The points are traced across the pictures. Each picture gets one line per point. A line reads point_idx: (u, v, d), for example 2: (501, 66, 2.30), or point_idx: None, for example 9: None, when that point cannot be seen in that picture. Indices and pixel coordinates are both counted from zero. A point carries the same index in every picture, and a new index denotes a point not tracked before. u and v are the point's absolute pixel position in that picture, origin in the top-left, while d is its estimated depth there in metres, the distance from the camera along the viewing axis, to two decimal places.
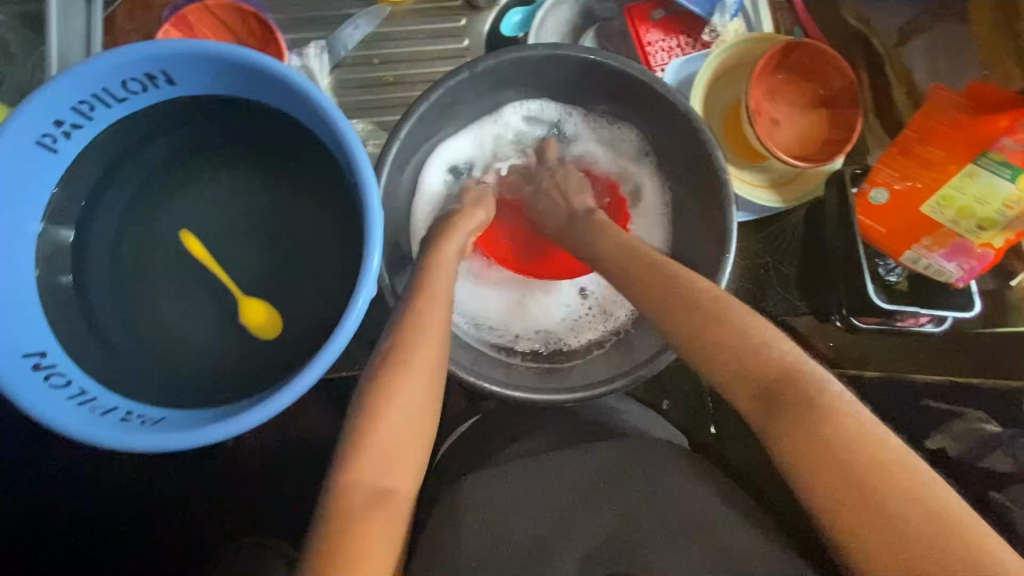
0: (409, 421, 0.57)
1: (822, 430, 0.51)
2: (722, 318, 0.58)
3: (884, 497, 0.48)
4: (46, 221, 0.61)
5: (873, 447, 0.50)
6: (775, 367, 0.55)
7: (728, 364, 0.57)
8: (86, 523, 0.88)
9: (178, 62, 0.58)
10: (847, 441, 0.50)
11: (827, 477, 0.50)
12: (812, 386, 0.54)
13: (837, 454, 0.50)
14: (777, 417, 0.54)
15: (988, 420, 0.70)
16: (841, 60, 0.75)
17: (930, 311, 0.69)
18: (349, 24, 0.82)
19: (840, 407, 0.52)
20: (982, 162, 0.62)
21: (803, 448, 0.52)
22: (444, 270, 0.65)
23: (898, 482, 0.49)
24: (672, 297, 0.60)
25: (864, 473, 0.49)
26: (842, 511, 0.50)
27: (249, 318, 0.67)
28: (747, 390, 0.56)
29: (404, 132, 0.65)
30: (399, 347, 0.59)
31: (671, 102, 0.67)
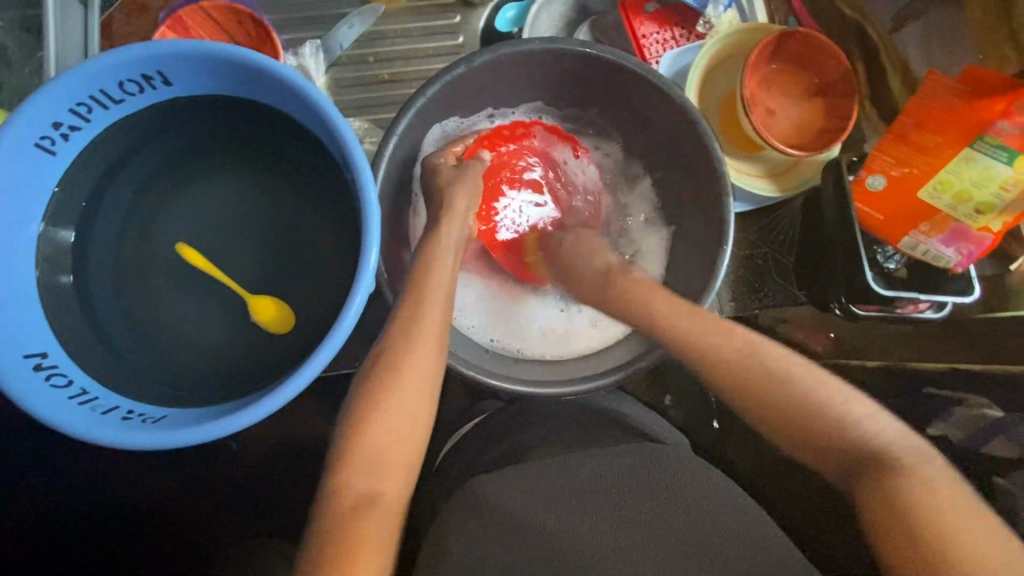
0: (409, 412, 0.59)
1: (898, 494, 0.49)
2: (801, 387, 0.56)
3: (961, 558, 0.45)
4: (47, 223, 0.62)
5: (958, 516, 0.47)
6: (868, 441, 0.53)
7: (793, 418, 0.56)
8: (95, 524, 0.89)
9: (174, 62, 0.59)
10: (924, 518, 0.47)
11: (898, 532, 0.48)
12: (898, 455, 0.52)
13: (914, 521, 0.47)
14: (859, 480, 0.52)
15: (990, 405, 0.66)
16: (835, 48, 0.74)
17: (930, 296, 0.69)
18: (344, 24, 0.81)
19: (918, 482, 0.49)
20: (978, 145, 0.62)
21: (878, 508, 0.50)
22: (443, 270, 0.66)
23: (979, 554, 0.45)
24: (728, 347, 0.60)
25: (936, 538, 0.46)
26: (914, 575, 0.46)
27: (260, 318, 0.66)
28: (827, 456, 0.55)
29: (401, 127, 0.65)
30: (399, 343, 0.61)
31: (667, 95, 0.67)
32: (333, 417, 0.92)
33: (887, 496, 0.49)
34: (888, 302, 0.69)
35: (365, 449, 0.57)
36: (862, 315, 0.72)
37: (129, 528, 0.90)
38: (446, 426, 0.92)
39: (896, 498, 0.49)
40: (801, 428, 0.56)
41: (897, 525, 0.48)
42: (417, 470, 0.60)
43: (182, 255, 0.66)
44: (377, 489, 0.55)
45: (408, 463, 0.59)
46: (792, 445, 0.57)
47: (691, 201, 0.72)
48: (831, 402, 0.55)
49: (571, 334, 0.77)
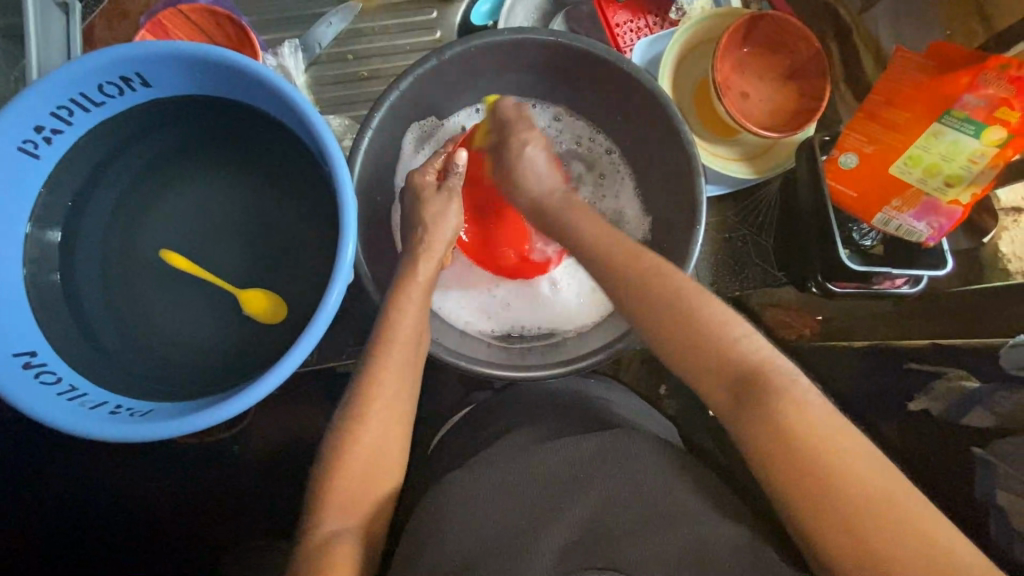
0: (386, 430, 0.60)
1: (777, 420, 0.48)
2: (694, 310, 0.55)
3: (833, 479, 0.46)
4: (33, 225, 0.63)
5: (828, 439, 0.47)
6: (745, 361, 0.52)
7: (693, 346, 0.54)
8: (95, 521, 0.91)
9: (151, 63, 0.60)
10: (805, 439, 0.47)
11: (782, 459, 0.48)
12: (773, 374, 0.51)
13: (795, 447, 0.47)
14: (741, 404, 0.51)
15: (968, 376, 0.66)
16: (806, 29, 0.75)
17: (903, 271, 0.70)
18: (322, 22, 0.83)
19: (799, 404, 0.49)
20: (947, 120, 0.63)
21: (762, 436, 0.49)
22: (413, 301, 0.65)
23: (848, 474, 0.46)
24: (647, 286, 0.58)
25: (815, 465, 0.46)
26: (793, 498, 0.47)
27: (250, 308, 0.67)
28: (714, 379, 0.52)
29: (376, 120, 0.66)
30: (372, 365, 0.61)
31: (637, 79, 0.67)
32: (326, 411, 0.93)
33: (777, 427, 0.48)
34: (864, 278, 0.70)
35: (344, 470, 0.57)
36: (839, 293, 0.73)
37: (129, 525, 0.91)
38: (437, 417, 0.93)
39: (782, 419, 0.48)
40: (694, 353, 0.54)
41: (778, 452, 0.48)
42: (401, 477, 0.62)
43: (166, 260, 0.67)
44: (364, 474, 0.58)
45: (391, 473, 0.60)
46: (686, 369, 0.54)
47: (666, 184, 0.73)
48: (713, 325, 0.54)
49: (561, 309, 0.79)
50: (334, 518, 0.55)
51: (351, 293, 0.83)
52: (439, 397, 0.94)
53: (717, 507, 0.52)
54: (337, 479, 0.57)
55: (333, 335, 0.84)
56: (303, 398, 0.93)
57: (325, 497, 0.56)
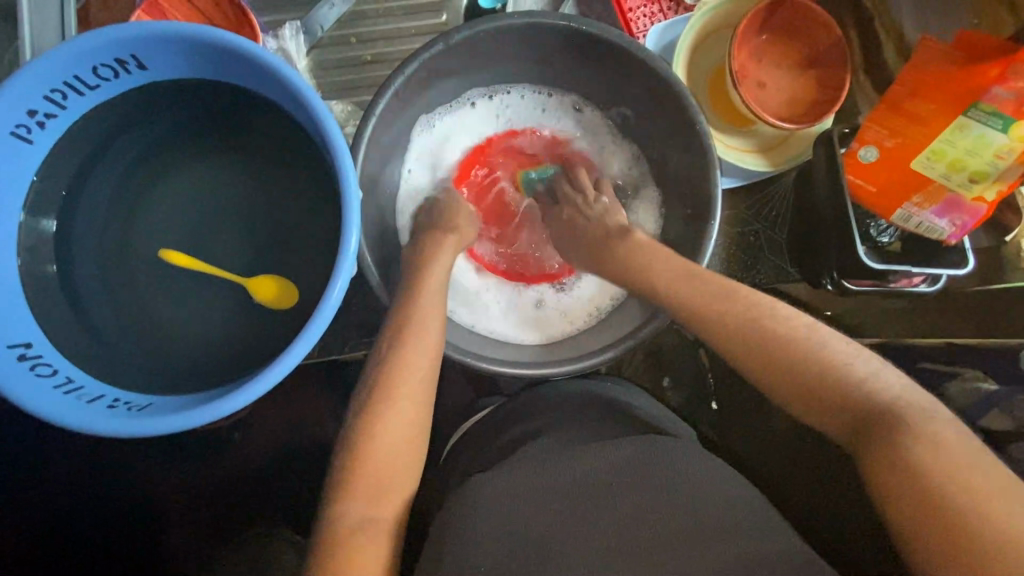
0: (408, 417, 0.58)
1: (902, 452, 0.47)
2: (815, 347, 0.55)
3: (959, 513, 0.43)
4: (27, 213, 0.61)
5: (960, 475, 0.45)
6: (872, 397, 0.51)
7: (803, 375, 0.54)
8: (98, 510, 0.90)
9: (145, 44, 0.57)
10: (925, 462, 0.46)
11: (897, 480, 0.47)
12: (902, 409, 0.50)
13: (914, 468, 0.46)
14: (864, 437, 0.51)
15: (985, 377, 0.69)
16: (827, 16, 0.72)
17: (922, 269, 0.68)
18: (325, 3, 0.81)
19: (925, 430, 0.48)
20: (972, 114, 0.60)
21: (884, 466, 0.48)
22: (432, 287, 0.65)
23: (972, 499, 0.43)
24: (752, 311, 0.58)
25: (938, 493, 0.45)
26: (913, 528, 0.45)
27: (259, 294, 0.66)
28: (835, 415, 0.53)
29: (380, 108, 0.64)
30: (391, 354, 0.60)
31: (651, 68, 0.65)
32: (330, 403, 0.92)
33: (890, 447, 0.48)
34: (881, 276, 0.68)
35: (365, 459, 0.56)
36: (856, 291, 0.71)
37: (136, 515, 0.91)
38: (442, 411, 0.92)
39: (904, 444, 0.48)
40: (812, 392, 0.54)
41: (899, 480, 0.47)
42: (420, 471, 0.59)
43: (166, 260, 0.65)
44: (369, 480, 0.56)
45: (413, 462, 0.59)
46: (803, 406, 0.55)
47: (681, 176, 0.71)
48: (836, 361, 0.54)
49: (559, 311, 0.78)
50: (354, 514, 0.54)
51: (354, 284, 0.81)
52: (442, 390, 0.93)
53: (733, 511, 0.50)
54: (357, 469, 0.55)
55: (336, 326, 0.82)
56: (307, 389, 0.92)
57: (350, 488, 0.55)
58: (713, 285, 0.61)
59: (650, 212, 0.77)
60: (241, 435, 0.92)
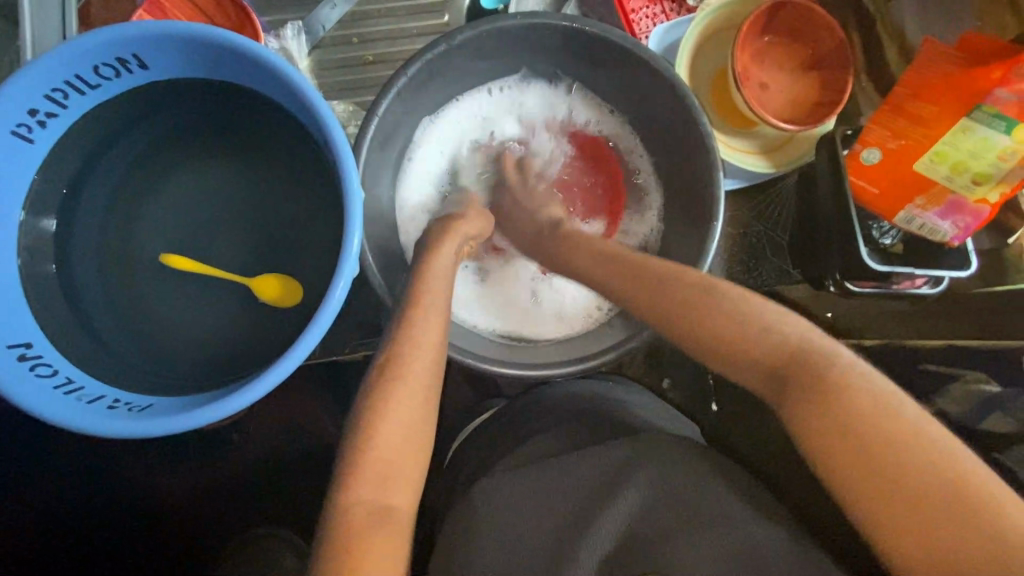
0: (418, 406, 0.58)
1: (820, 402, 0.48)
2: (722, 303, 0.55)
3: (884, 454, 0.45)
4: (28, 213, 0.61)
5: (881, 416, 0.46)
6: (780, 346, 0.52)
7: (731, 343, 0.54)
8: (95, 510, 0.90)
9: (146, 43, 0.57)
10: (858, 415, 0.46)
11: (831, 438, 0.47)
12: (813, 354, 0.51)
13: (843, 422, 0.47)
14: (783, 390, 0.51)
15: (987, 380, 0.66)
16: (830, 18, 0.72)
17: (925, 271, 0.67)
18: (327, 5, 0.81)
19: (849, 380, 0.48)
20: (976, 115, 0.60)
21: (809, 421, 0.49)
22: (434, 286, 0.63)
23: (896, 445, 0.45)
24: (679, 285, 0.58)
25: (871, 445, 0.45)
26: (843, 474, 0.47)
27: (264, 292, 0.66)
28: (751, 369, 0.54)
29: (383, 107, 0.64)
30: (400, 342, 0.59)
31: (655, 69, 0.65)
32: (331, 403, 0.92)
33: (819, 405, 0.48)
34: (884, 278, 0.68)
35: (375, 446, 0.55)
36: (858, 292, 0.71)
37: (134, 516, 0.91)
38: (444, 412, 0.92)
39: (832, 400, 0.48)
40: (731, 353, 0.54)
41: (833, 437, 0.47)
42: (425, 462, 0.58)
43: (167, 262, 0.65)
44: None
45: (420, 456, 0.58)
46: (723, 367, 0.56)
47: (684, 175, 0.70)
48: (756, 322, 0.54)
49: (565, 309, 0.78)
50: None
51: (355, 285, 0.81)
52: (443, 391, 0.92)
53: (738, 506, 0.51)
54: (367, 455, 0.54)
55: (336, 327, 0.82)
56: (308, 389, 0.92)
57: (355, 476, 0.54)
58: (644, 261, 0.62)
59: (646, 220, 0.78)
60: (241, 434, 0.91)
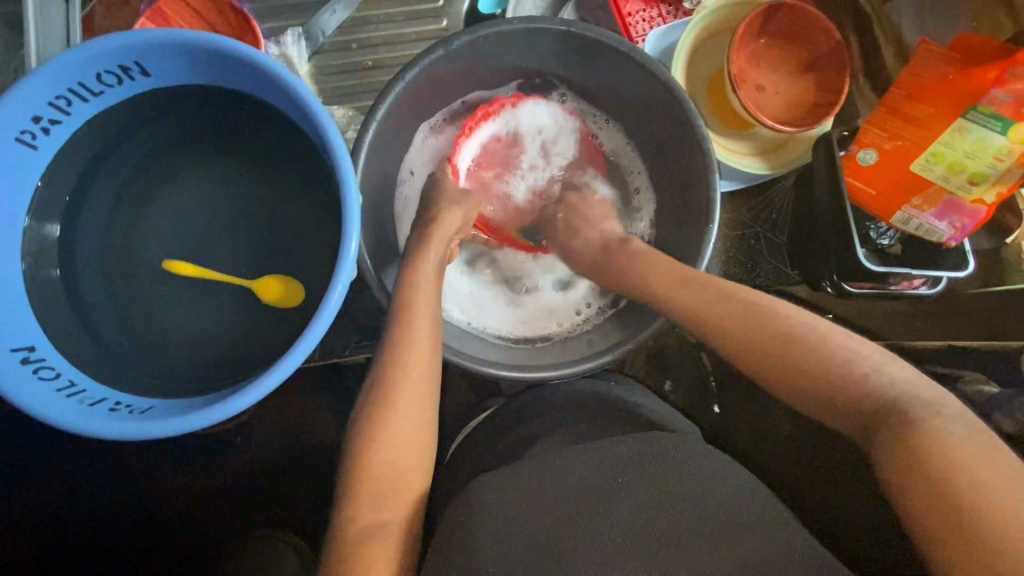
0: (414, 417, 0.58)
1: (906, 449, 0.46)
2: (816, 347, 0.54)
3: (969, 515, 0.41)
4: (32, 218, 0.62)
5: (974, 467, 0.43)
6: (877, 394, 0.50)
7: (812, 381, 0.54)
8: (101, 512, 0.91)
9: (148, 51, 0.58)
10: (944, 464, 0.44)
11: (914, 483, 0.45)
12: (913, 406, 0.48)
13: (926, 467, 0.44)
14: (872, 436, 0.49)
15: (987, 380, 0.66)
16: (825, 20, 0.73)
17: (922, 272, 0.67)
18: (326, 11, 0.81)
19: (943, 430, 0.46)
20: (971, 115, 0.61)
21: (893, 468, 0.46)
22: (428, 297, 0.63)
23: (988, 499, 0.41)
24: (761, 322, 0.58)
25: (954, 494, 0.42)
26: (922, 529, 0.44)
27: (267, 294, 0.67)
28: (847, 415, 0.52)
29: (382, 112, 0.64)
30: (392, 351, 0.59)
31: (651, 72, 0.65)
32: (333, 406, 0.92)
33: (906, 448, 0.46)
34: (881, 279, 0.68)
35: (375, 459, 0.56)
36: (855, 293, 0.71)
37: (139, 519, 0.91)
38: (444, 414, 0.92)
39: (920, 445, 0.45)
40: (821, 394, 0.53)
41: (915, 483, 0.45)
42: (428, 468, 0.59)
43: (170, 268, 0.67)
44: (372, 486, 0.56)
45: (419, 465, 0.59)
46: (813, 408, 0.54)
47: (680, 178, 0.71)
48: (843, 362, 0.53)
49: (560, 309, 0.79)
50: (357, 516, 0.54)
51: (356, 288, 0.81)
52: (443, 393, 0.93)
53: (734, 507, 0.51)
54: (367, 469, 0.56)
55: (337, 330, 0.83)
56: (311, 392, 0.92)
57: (356, 490, 0.55)
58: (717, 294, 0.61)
59: (641, 215, 0.80)
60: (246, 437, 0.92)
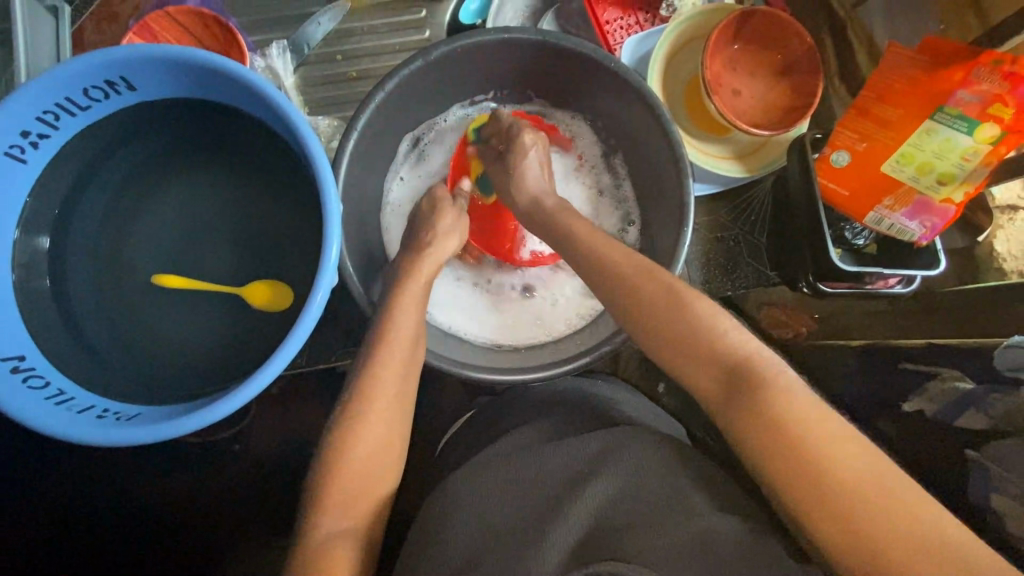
0: (388, 425, 0.60)
1: (764, 409, 0.48)
2: (681, 307, 0.55)
3: (820, 469, 0.45)
4: (21, 231, 0.63)
5: (817, 427, 0.46)
6: (731, 353, 0.52)
7: (685, 344, 0.54)
8: (94, 519, 0.92)
9: (134, 67, 0.59)
10: (795, 426, 0.47)
11: (775, 449, 0.47)
12: (762, 364, 0.50)
13: (783, 433, 0.47)
14: (728, 394, 0.51)
15: (963, 377, 0.65)
16: (799, 24, 0.74)
17: (896, 272, 0.69)
18: (312, 22, 0.82)
19: (785, 389, 0.49)
20: (939, 117, 0.63)
21: (752, 427, 0.48)
22: (409, 308, 0.64)
23: (831, 460, 0.45)
24: (642, 287, 0.57)
25: (811, 461, 0.45)
26: (780, 484, 0.47)
27: (256, 299, 0.69)
28: (703, 372, 0.53)
29: (362, 122, 0.66)
30: (372, 362, 0.61)
31: (625, 79, 0.66)
32: (324, 411, 0.94)
33: (765, 415, 0.48)
34: (855, 279, 0.69)
35: (351, 467, 0.57)
36: (831, 293, 0.73)
37: (132, 525, 0.92)
38: (435, 416, 0.93)
39: (770, 406, 0.48)
40: (688, 355, 0.53)
41: (774, 448, 0.47)
42: (399, 466, 0.61)
43: (161, 282, 0.68)
44: (352, 491, 0.57)
45: (390, 470, 0.60)
46: (673, 364, 0.55)
47: (656, 181, 0.72)
48: (703, 323, 0.53)
49: (548, 314, 0.80)
50: (335, 520, 0.56)
51: (342, 294, 0.83)
52: (431, 397, 0.94)
53: (708, 503, 0.51)
54: (345, 470, 0.57)
55: (325, 335, 0.84)
56: (303, 397, 0.94)
57: (333, 493, 0.57)
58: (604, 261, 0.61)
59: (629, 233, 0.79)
60: (238, 442, 0.93)
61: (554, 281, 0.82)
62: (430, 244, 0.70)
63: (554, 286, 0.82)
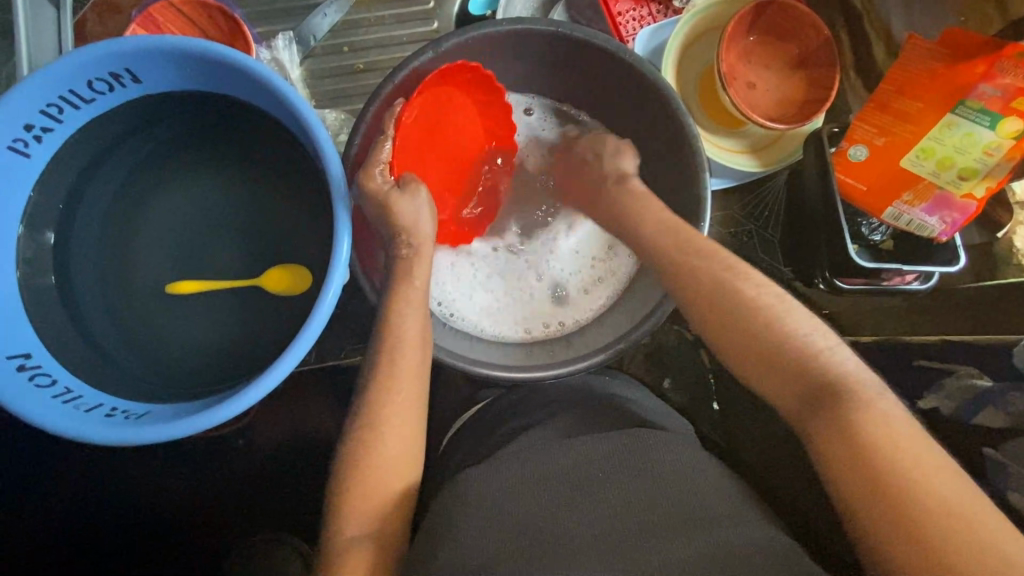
0: (401, 430, 0.59)
1: (852, 423, 0.49)
2: (778, 324, 0.56)
3: (901, 485, 0.45)
4: (26, 226, 0.62)
5: (901, 449, 0.47)
6: (829, 372, 0.53)
7: (783, 358, 0.55)
8: (104, 514, 0.91)
9: (140, 57, 0.58)
10: (881, 444, 0.47)
11: (859, 465, 0.47)
12: (856, 386, 0.52)
13: (867, 450, 0.47)
14: (818, 413, 0.52)
15: (981, 375, 0.66)
16: (814, 17, 0.72)
17: (914, 268, 0.68)
18: (318, 13, 0.81)
19: (876, 411, 0.49)
20: (960, 111, 0.63)
21: (835, 440, 0.49)
22: (417, 305, 0.63)
23: (918, 483, 0.45)
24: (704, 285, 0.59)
25: (893, 479, 0.45)
26: (859, 502, 0.46)
27: (271, 286, 0.69)
28: (793, 389, 0.54)
29: (371, 113, 0.64)
30: (384, 363, 0.61)
31: (642, 71, 0.65)
32: (332, 407, 0.93)
33: (848, 429, 0.49)
34: (873, 274, 0.69)
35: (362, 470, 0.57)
36: (847, 289, 0.71)
37: (141, 520, 0.92)
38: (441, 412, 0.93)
39: (859, 423, 0.49)
40: (778, 367, 0.55)
41: (855, 463, 0.47)
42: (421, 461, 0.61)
43: (175, 288, 0.68)
44: (366, 490, 0.57)
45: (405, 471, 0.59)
46: (765, 379, 0.56)
47: (672, 174, 0.70)
48: (799, 337, 0.55)
49: (553, 306, 0.79)
50: (348, 520, 0.55)
51: (350, 290, 0.82)
52: (438, 393, 0.93)
53: (730, 500, 0.50)
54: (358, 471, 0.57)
55: (333, 331, 0.83)
56: (310, 393, 0.92)
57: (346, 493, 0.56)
58: (680, 270, 0.62)
59: None
60: (245, 438, 0.92)
61: (560, 273, 0.80)
62: (411, 246, 0.66)
63: (559, 279, 0.80)
